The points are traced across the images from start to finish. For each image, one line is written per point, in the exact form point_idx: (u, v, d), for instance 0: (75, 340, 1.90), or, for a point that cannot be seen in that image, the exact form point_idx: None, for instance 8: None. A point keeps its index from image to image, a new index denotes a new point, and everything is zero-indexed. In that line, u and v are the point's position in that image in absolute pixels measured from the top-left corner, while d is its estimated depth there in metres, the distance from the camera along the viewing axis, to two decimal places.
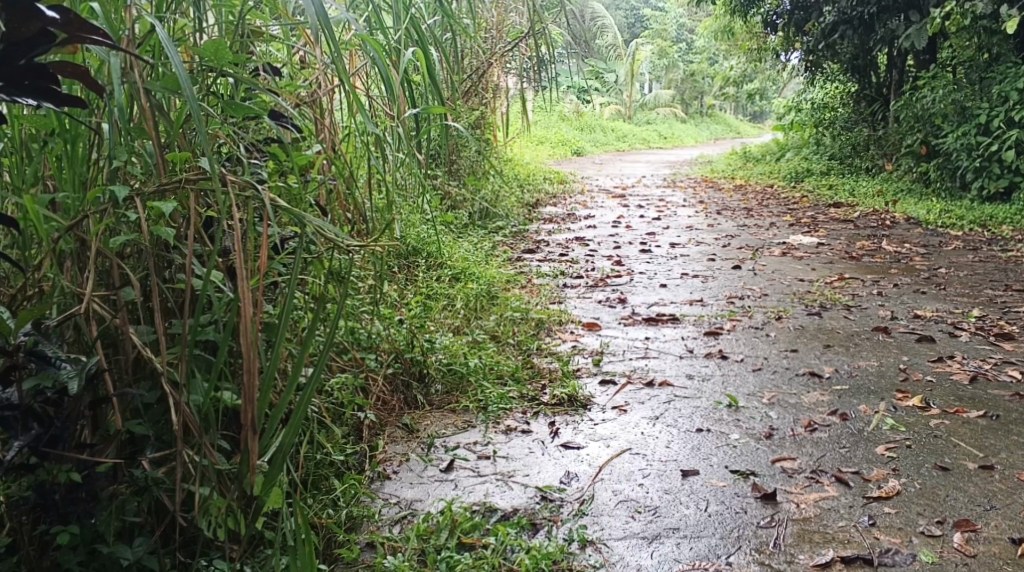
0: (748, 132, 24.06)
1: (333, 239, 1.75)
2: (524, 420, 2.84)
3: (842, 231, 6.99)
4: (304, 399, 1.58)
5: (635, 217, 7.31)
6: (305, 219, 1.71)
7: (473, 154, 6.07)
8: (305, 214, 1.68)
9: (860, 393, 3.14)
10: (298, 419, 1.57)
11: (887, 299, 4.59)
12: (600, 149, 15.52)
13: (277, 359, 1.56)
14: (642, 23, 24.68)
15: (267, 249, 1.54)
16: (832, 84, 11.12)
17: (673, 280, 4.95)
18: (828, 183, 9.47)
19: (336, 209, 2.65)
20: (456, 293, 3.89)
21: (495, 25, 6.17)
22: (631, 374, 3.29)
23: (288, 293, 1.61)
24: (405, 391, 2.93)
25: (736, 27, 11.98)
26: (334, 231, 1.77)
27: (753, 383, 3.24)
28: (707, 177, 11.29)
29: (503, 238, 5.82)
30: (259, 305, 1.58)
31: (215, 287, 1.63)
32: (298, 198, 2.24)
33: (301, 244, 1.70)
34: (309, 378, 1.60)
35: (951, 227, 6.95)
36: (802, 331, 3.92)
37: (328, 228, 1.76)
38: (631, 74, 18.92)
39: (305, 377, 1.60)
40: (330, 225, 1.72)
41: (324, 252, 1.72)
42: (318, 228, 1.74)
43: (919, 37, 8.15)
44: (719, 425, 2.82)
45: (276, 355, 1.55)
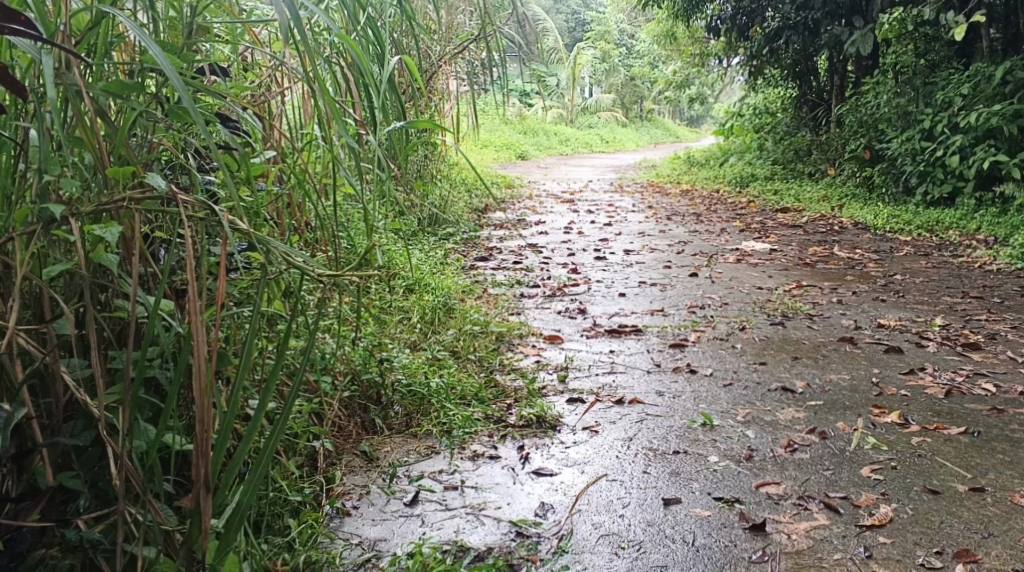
0: (687, 136, 24.22)
1: (300, 268, 1.57)
2: (491, 444, 2.66)
3: (793, 237, 6.94)
4: (267, 449, 1.39)
5: (586, 223, 7.19)
6: (268, 242, 1.53)
7: (421, 159, 5.88)
8: (266, 235, 1.50)
9: (836, 409, 3.03)
10: (259, 471, 1.37)
11: (848, 307, 4.51)
12: (543, 153, 15.43)
13: (236, 403, 1.37)
14: (583, 27, 24.66)
15: (227, 276, 1.35)
16: (774, 88, 11.15)
17: (631, 288, 4.83)
18: (774, 188, 9.47)
19: (290, 222, 2.45)
20: (411, 306, 3.70)
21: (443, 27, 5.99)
22: (599, 392, 3.13)
23: (246, 326, 1.42)
24: (363, 414, 2.73)
25: (679, 31, 11.95)
26: (300, 257, 1.59)
27: (726, 399, 3.10)
28: (652, 182, 11.25)
29: (454, 245, 5.64)
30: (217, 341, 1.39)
31: (165, 316, 1.42)
32: (252, 213, 2.04)
33: (263, 270, 1.51)
34: (271, 425, 1.42)
35: (899, 232, 6.95)
36: (767, 343, 3.81)
37: (291, 252, 1.58)
38: (572, 78, 18.85)
39: (265, 425, 1.41)
40: (295, 248, 1.54)
41: (290, 281, 1.54)
42: (280, 252, 1.55)
43: (864, 43, 8.13)
44: (696, 447, 2.68)
45: (234, 401, 1.35)
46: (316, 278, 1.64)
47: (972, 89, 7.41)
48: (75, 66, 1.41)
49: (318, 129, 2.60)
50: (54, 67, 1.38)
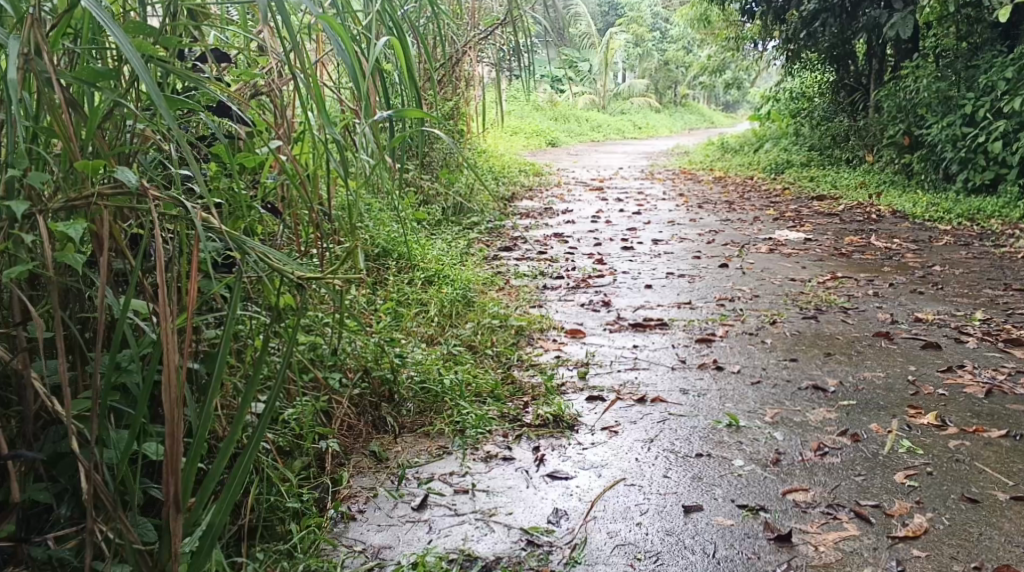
0: (722, 122, 23.91)
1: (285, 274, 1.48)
2: (506, 445, 2.56)
3: (829, 226, 6.76)
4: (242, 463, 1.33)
5: (615, 212, 7.06)
6: (248, 243, 1.44)
7: (446, 147, 5.79)
8: (244, 234, 1.41)
9: (869, 410, 2.89)
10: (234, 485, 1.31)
11: (884, 300, 4.35)
12: (575, 139, 15.29)
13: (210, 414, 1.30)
14: (617, 11, 24.39)
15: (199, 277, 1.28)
16: (811, 72, 10.91)
17: (659, 279, 4.70)
18: (810, 175, 9.26)
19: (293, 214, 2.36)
20: (429, 298, 3.61)
21: (470, 12, 5.89)
22: (621, 389, 3.02)
23: (223, 332, 1.34)
24: (374, 413, 2.64)
25: (713, 15, 11.74)
26: (287, 263, 1.50)
27: (754, 398, 2.98)
28: (685, 169, 11.06)
29: (479, 234, 5.55)
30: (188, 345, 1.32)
31: (132, 317, 1.34)
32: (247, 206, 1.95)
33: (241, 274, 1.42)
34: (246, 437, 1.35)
35: (939, 221, 6.74)
36: (799, 338, 3.67)
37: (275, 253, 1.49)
38: (605, 64, 18.63)
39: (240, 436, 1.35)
40: (278, 250, 1.45)
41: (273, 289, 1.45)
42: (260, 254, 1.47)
43: (904, 26, 7.89)
44: (721, 450, 2.56)
45: (208, 412, 1.28)
46: (301, 285, 1.56)
47: (1016, 72, 7.15)
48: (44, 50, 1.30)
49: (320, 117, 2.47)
50: (23, 50, 1.28)
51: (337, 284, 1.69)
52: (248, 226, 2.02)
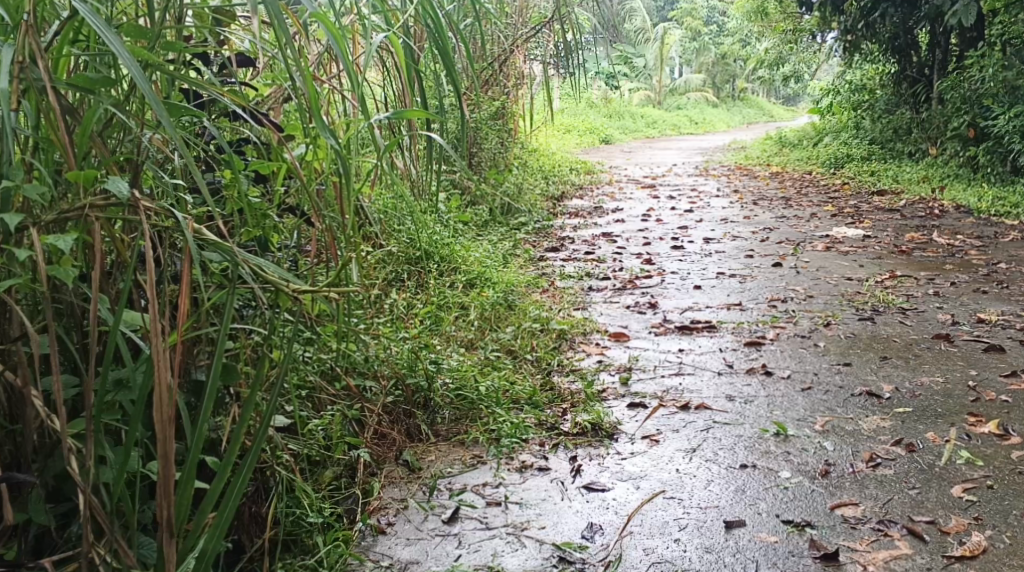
0: (781, 116, 23.49)
1: (279, 291, 1.53)
2: (542, 454, 2.49)
3: (889, 222, 6.55)
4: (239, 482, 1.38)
5: (666, 210, 6.93)
6: (240, 256, 1.47)
7: (494, 146, 5.74)
8: (236, 249, 1.46)
9: (926, 418, 2.75)
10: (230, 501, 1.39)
11: (945, 300, 4.17)
12: (629, 136, 15.12)
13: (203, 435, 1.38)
14: (673, 5, 24.08)
15: (187, 300, 1.37)
16: (871, 64, 10.63)
17: (708, 280, 4.58)
18: (870, 169, 9.00)
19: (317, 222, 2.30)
20: (470, 302, 3.55)
21: (517, 10, 5.83)
22: (664, 396, 2.92)
23: (213, 351, 1.39)
24: (407, 421, 2.59)
25: (770, 7, 11.51)
26: (282, 278, 1.55)
27: (803, 405, 2.86)
28: (741, 165, 10.86)
29: (527, 235, 5.48)
30: (179, 366, 1.39)
31: (127, 332, 1.37)
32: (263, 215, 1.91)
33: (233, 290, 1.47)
34: (240, 451, 1.43)
35: (1006, 216, 6.49)
36: (854, 341, 3.53)
37: (271, 269, 1.53)
38: (660, 58, 18.41)
39: (234, 451, 1.42)
40: (272, 265, 1.49)
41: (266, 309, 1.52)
42: (255, 270, 1.50)
43: (967, 13, 7.63)
44: (767, 460, 2.46)
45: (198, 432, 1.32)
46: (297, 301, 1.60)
47: None
48: (40, 56, 1.26)
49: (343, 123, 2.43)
50: (16, 59, 1.26)
51: (345, 298, 1.74)
52: (267, 234, 1.97)
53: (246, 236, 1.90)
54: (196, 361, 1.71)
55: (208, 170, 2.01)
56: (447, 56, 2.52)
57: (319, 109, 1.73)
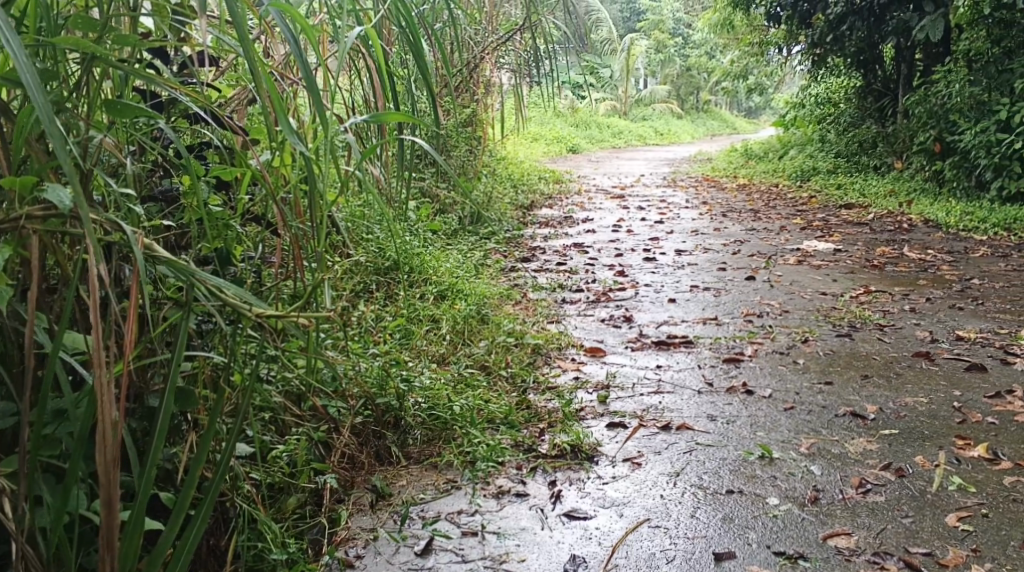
0: (745, 128, 23.66)
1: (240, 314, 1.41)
2: (519, 479, 2.37)
3: (858, 236, 6.51)
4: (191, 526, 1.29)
5: (636, 220, 6.86)
6: (196, 274, 1.35)
7: (464, 154, 5.63)
8: (193, 267, 1.34)
9: (914, 440, 2.67)
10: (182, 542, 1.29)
11: (922, 316, 4.11)
12: (595, 146, 15.08)
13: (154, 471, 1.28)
14: (639, 17, 24.15)
15: (136, 323, 1.27)
16: (836, 77, 10.67)
17: (682, 293, 4.49)
18: (836, 182, 9.00)
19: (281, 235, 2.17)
20: (441, 315, 3.43)
21: (488, 16, 5.74)
22: (644, 415, 2.82)
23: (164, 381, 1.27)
24: (377, 443, 2.45)
25: (737, 20, 11.52)
26: (242, 299, 1.43)
27: (787, 425, 2.77)
28: (708, 176, 10.84)
29: (496, 245, 5.36)
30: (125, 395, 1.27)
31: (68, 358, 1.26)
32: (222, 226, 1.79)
33: (188, 312, 1.36)
34: (192, 487, 1.32)
35: (974, 231, 6.48)
36: (833, 358, 3.45)
37: (229, 289, 1.41)
38: (627, 69, 18.43)
39: (185, 487, 1.32)
40: (233, 284, 1.38)
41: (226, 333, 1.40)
42: (213, 290, 1.39)
43: (934, 29, 7.65)
44: (753, 485, 2.36)
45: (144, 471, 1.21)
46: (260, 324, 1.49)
47: None
48: None
49: (309, 128, 2.29)
50: None
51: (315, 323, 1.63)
52: (228, 244, 1.85)
53: (207, 248, 1.76)
54: (149, 386, 1.58)
55: (166, 176, 1.89)
56: (418, 54, 2.37)
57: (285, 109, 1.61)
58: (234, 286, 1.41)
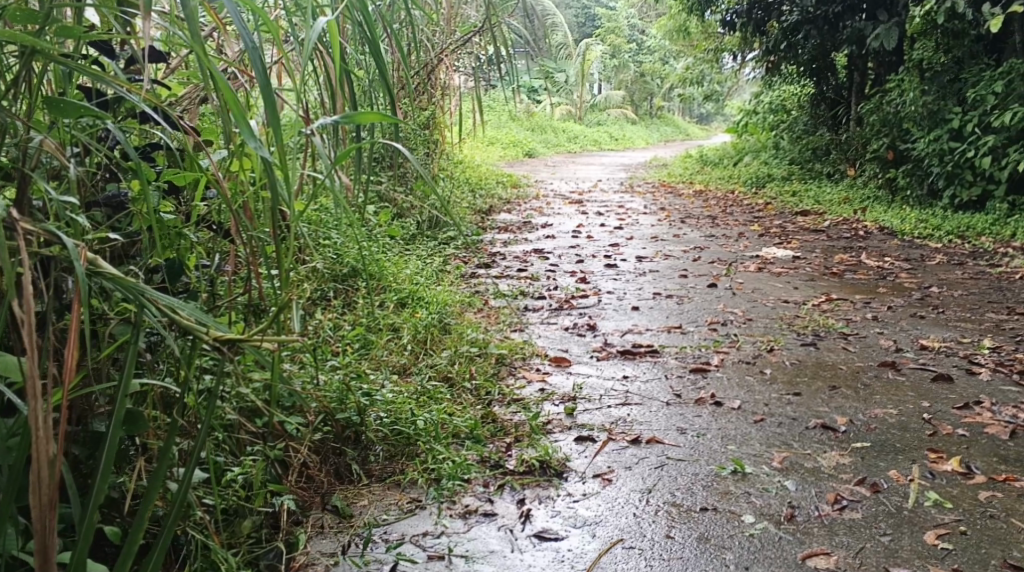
0: (697, 134, 23.85)
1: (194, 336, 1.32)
2: (486, 497, 2.28)
3: (816, 243, 6.52)
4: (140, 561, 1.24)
5: (596, 226, 6.81)
6: (145, 292, 1.26)
7: (422, 156, 5.53)
8: (141, 284, 1.25)
9: (886, 453, 2.62)
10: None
11: (884, 325, 4.09)
12: (550, 151, 15.05)
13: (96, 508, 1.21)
14: (593, 23, 24.19)
15: (76, 347, 1.18)
16: (790, 84, 10.73)
17: (645, 300, 4.44)
18: (792, 189, 9.05)
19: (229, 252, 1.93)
20: (401, 323, 3.32)
21: (446, 17, 5.63)
22: (612, 429, 2.74)
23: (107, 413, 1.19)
24: (337, 461, 2.34)
25: (691, 26, 11.53)
26: (197, 318, 1.34)
27: (758, 438, 2.71)
28: (664, 182, 10.85)
29: (456, 250, 5.27)
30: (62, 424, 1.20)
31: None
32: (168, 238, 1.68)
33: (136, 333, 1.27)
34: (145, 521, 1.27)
35: (929, 238, 6.53)
36: (800, 368, 3.41)
37: (182, 308, 1.32)
38: (582, 74, 18.43)
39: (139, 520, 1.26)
40: (186, 304, 1.29)
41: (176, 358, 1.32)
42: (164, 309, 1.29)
43: (889, 37, 7.70)
44: (728, 503, 2.29)
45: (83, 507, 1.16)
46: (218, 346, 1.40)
47: (1006, 86, 6.87)
48: None
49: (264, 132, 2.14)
50: None
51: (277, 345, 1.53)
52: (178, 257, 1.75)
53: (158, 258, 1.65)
54: (93, 409, 1.51)
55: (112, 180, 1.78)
56: (377, 53, 2.26)
57: (245, 112, 1.51)
58: (187, 305, 1.32)
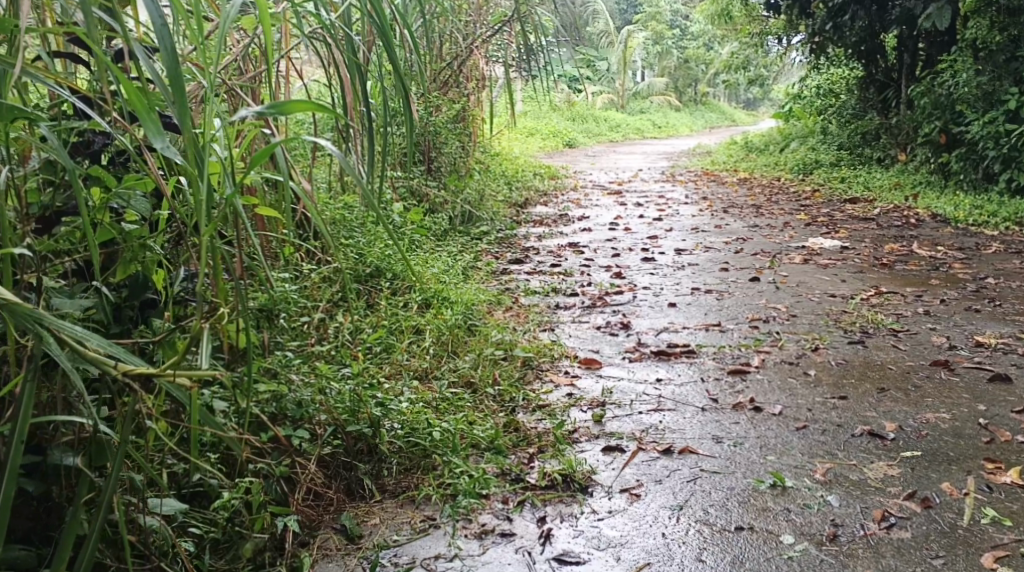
0: (743, 120, 23.41)
1: (103, 370, 1.38)
2: (505, 514, 2.14)
3: (865, 232, 6.27)
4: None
5: (634, 218, 6.63)
6: (44, 320, 1.29)
7: (455, 150, 5.40)
8: (36, 311, 1.28)
9: (939, 463, 2.43)
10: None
11: (937, 320, 3.87)
12: (592, 140, 14.82)
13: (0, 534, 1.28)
14: (635, 9, 23.81)
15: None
16: (838, 68, 10.40)
17: (683, 296, 4.26)
18: (840, 175, 8.76)
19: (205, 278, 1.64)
20: (424, 325, 3.19)
21: (476, 7, 5.50)
22: (643, 437, 2.58)
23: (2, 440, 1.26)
24: (348, 476, 2.22)
25: (734, 10, 11.25)
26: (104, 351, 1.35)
27: (800, 447, 2.53)
28: (707, 170, 10.60)
29: (488, 245, 5.14)
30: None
31: None
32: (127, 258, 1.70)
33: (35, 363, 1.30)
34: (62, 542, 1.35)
35: (984, 226, 6.24)
36: (847, 368, 3.21)
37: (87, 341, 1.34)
38: (623, 61, 18.13)
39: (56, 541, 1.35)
40: (86, 334, 1.31)
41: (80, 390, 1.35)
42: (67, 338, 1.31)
43: (941, 17, 7.39)
44: (766, 521, 2.12)
45: None
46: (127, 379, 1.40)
47: None
48: None
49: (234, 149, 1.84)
50: None
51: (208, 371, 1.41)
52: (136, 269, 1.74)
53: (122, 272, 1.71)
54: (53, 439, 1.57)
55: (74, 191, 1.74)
56: (390, 45, 2.15)
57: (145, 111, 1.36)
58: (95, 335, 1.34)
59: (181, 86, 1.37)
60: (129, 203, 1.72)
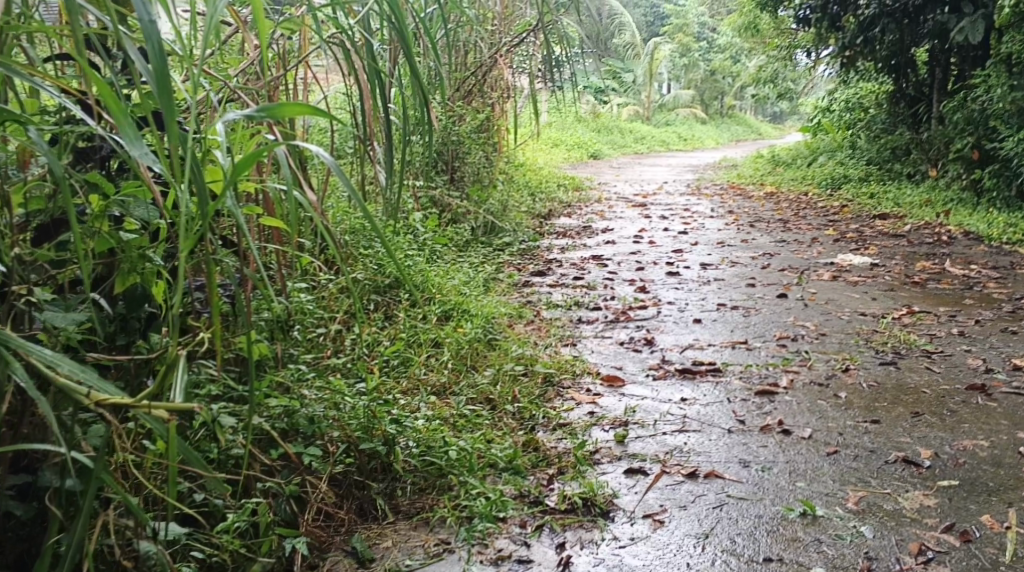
0: (770, 133, 23.23)
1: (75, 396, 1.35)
2: (522, 539, 2.05)
3: (896, 249, 6.13)
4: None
5: (659, 231, 6.53)
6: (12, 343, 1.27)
7: (479, 160, 5.33)
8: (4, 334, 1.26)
9: (978, 494, 2.32)
10: None
11: (973, 342, 3.75)
12: (618, 152, 14.72)
13: None
14: (662, 22, 23.69)
15: None
16: (867, 82, 10.25)
17: (709, 312, 4.16)
18: (869, 191, 8.61)
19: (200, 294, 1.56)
20: (443, 339, 3.11)
21: (501, 17, 5.45)
22: (667, 460, 2.48)
23: None
24: (359, 496, 2.14)
25: (762, 23, 11.15)
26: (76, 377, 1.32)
27: (831, 474, 2.43)
28: (733, 184, 10.48)
29: (510, 256, 5.06)
30: None
31: None
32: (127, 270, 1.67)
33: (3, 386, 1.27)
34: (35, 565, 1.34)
35: (1019, 244, 6.08)
36: (879, 391, 3.10)
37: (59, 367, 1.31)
38: (649, 73, 18.02)
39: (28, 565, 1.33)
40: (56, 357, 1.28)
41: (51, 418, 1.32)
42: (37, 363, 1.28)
43: (975, 31, 7.27)
44: (796, 553, 2.03)
45: None
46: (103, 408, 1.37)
47: None
48: None
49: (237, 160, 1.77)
50: None
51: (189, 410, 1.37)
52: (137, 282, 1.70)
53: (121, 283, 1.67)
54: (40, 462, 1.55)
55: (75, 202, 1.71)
56: (409, 49, 2.06)
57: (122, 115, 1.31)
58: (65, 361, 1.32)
59: (169, 89, 1.31)
60: (132, 211, 1.68)
